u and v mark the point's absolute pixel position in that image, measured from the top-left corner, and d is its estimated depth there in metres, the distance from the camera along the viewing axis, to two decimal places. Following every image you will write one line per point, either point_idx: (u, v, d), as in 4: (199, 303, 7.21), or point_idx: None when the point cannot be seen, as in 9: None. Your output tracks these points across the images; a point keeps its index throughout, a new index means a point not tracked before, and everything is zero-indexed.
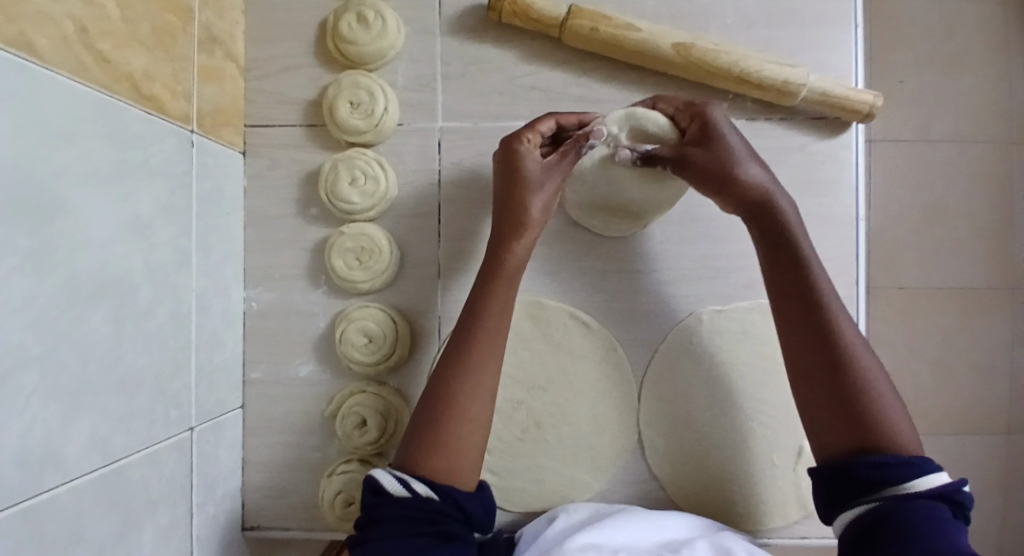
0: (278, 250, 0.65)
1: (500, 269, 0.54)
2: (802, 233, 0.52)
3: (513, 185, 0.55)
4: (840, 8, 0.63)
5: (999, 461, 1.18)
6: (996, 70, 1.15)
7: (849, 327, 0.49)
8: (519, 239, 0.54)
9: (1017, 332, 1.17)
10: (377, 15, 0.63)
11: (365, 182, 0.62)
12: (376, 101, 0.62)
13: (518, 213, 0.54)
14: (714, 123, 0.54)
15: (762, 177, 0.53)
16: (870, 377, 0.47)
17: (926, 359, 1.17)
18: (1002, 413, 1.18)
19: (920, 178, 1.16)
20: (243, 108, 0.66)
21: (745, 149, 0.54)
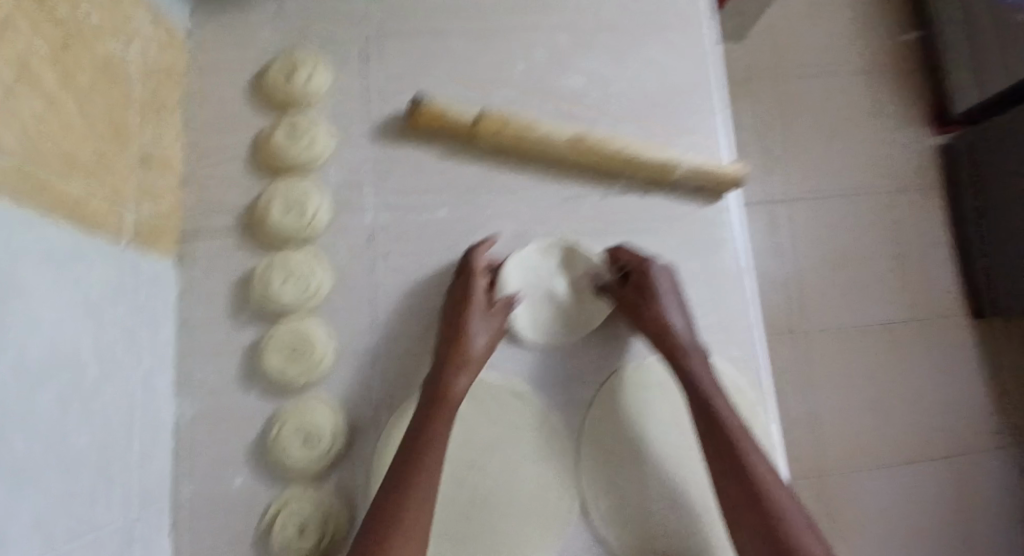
0: (212, 354, 0.67)
1: (444, 401, 0.58)
2: (709, 378, 0.60)
3: (456, 335, 0.62)
4: (705, 102, 0.75)
5: (939, 488, 1.24)
6: (859, 141, 1.38)
7: (744, 434, 0.56)
8: (461, 375, 0.60)
9: (927, 361, 1.30)
10: (309, 128, 0.70)
11: (299, 278, 0.66)
12: (310, 202, 0.68)
13: (463, 352, 0.61)
14: (658, 270, 0.66)
15: (684, 330, 0.63)
16: (778, 502, 0.52)
17: (856, 394, 1.27)
18: (933, 440, 1.26)
19: (818, 233, 1.33)
20: (179, 219, 0.70)
21: (675, 293, 0.65)
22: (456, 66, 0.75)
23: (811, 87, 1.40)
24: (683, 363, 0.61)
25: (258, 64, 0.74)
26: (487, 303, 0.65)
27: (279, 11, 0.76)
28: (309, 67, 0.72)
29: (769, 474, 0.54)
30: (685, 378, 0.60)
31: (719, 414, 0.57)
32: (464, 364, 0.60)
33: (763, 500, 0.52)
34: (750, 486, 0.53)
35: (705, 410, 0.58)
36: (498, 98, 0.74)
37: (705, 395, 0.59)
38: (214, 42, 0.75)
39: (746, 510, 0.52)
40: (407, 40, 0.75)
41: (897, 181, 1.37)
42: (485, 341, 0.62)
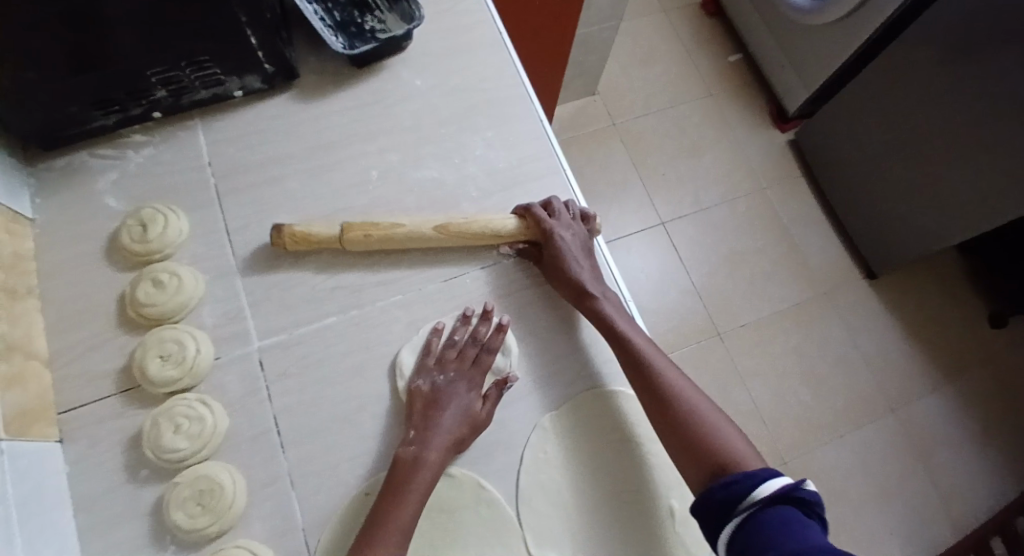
0: (110, 530, 0.62)
1: (418, 469, 0.62)
2: (623, 321, 0.72)
3: (440, 419, 0.65)
4: (547, 164, 0.84)
5: (854, 437, 1.48)
6: (698, 180, 1.71)
7: (664, 364, 0.68)
8: (444, 456, 0.64)
9: (802, 337, 1.56)
10: (172, 274, 0.70)
11: (190, 423, 0.63)
12: (186, 347, 0.66)
13: (451, 441, 0.65)
14: (563, 235, 0.75)
15: (589, 281, 0.74)
16: (701, 415, 0.65)
17: (762, 382, 1.51)
18: (835, 400, 1.51)
19: (689, 261, 1.62)
20: (52, 398, 0.66)
21: (582, 255, 0.76)
22: (315, 181, 0.79)
23: (648, 150, 1.73)
24: (602, 317, 0.71)
25: (112, 226, 0.75)
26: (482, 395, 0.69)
27: (125, 172, 0.77)
28: (159, 221, 0.72)
29: (688, 392, 0.67)
30: (605, 330, 0.71)
31: (646, 360, 0.68)
32: (451, 447, 0.65)
33: (685, 412, 0.65)
34: (680, 413, 0.64)
35: (630, 353, 0.69)
36: (360, 202, 0.79)
37: (629, 342, 0.69)
38: (63, 215, 0.75)
39: (675, 431, 0.64)
40: (262, 170, 0.79)
41: (736, 203, 1.69)
42: (473, 431, 0.67)
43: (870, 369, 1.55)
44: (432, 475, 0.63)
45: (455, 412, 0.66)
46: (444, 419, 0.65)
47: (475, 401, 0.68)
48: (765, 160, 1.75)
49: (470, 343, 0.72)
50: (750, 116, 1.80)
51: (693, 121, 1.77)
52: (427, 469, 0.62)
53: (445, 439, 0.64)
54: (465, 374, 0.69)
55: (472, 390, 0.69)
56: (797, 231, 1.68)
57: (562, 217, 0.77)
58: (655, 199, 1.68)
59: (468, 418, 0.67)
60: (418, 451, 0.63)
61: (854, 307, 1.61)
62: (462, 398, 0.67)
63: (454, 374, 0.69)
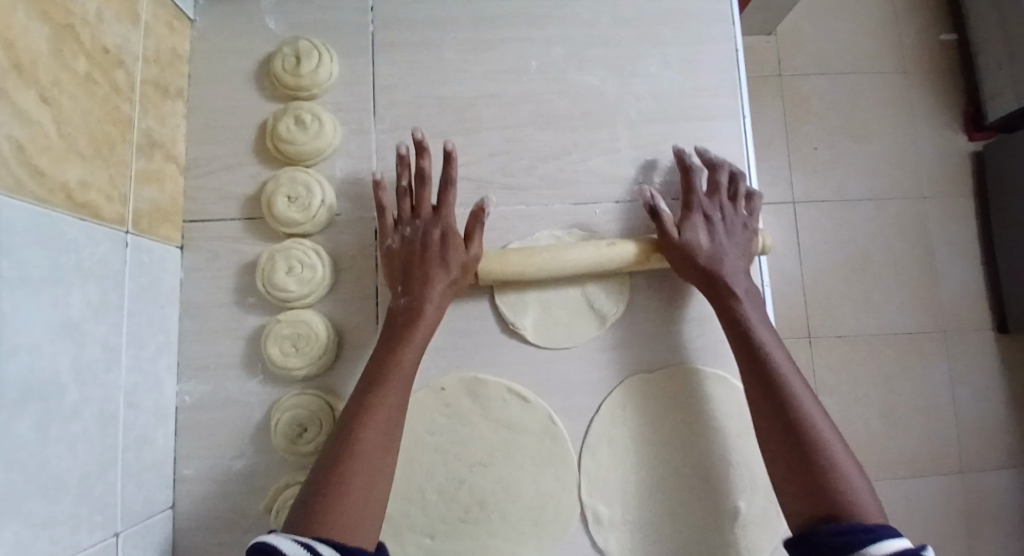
0: (211, 342, 0.66)
1: (411, 319, 0.58)
2: (754, 312, 0.62)
3: (419, 268, 0.60)
4: (727, 105, 0.74)
5: (912, 482, 1.36)
6: (858, 162, 1.48)
7: (788, 365, 0.58)
8: (430, 301, 0.59)
9: (899, 367, 1.40)
10: (315, 118, 0.68)
11: (302, 269, 0.64)
12: (313, 194, 0.66)
13: (424, 285, 0.60)
14: (714, 215, 0.65)
15: (730, 260, 0.63)
16: (822, 437, 0.53)
17: (837, 395, 1.38)
18: (909, 440, 1.38)
19: (808, 245, 1.44)
20: (183, 205, 0.69)
21: (732, 241, 0.65)
22: (471, 56, 0.73)
23: (814, 110, 1.49)
24: (737, 318, 0.61)
25: (268, 50, 0.73)
26: (459, 235, 0.62)
27: None
28: (314, 57, 0.69)
29: (809, 404, 0.56)
30: (732, 320, 0.62)
31: (767, 354, 0.59)
32: (428, 294, 0.59)
33: (801, 427, 0.54)
34: (795, 425, 0.54)
35: (758, 362, 0.59)
36: (511, 93, 0.72)
37: (760, 348, 0.59)
38: (222, 27, 0.73)
39: (790, 456, 0.53)
40: (421, 28, 0.73)
41: (889, 201, 1.47)
42: (455, 273, 0.61)
43: (957, 427, 1.39)
44: (433, 324, 0.59)
45: (435, 258, 0.61)
46: (427, 275, 0.60)
47: (452, 238, 0.61)
48: (937, 169, 1.49)
49: (421, 186, 0.63)
50: (937, 112, 1.51)
51: (872, 98, 1.50)
52: (419, 322, 0.58)
53: (438, 287, 0.60)
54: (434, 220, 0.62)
55: (441, 228, 0.62)
56: (941, 258, 1.45)
57: (718, 193, 0.67)
58: (794, 175, 1.46)
59: (452, 261, 0.61)
60: (407, 305, 0.59)
61: (968, 355, 1.43)
62: (440, 241, 0.61)
63: (417, 226, 0.62)
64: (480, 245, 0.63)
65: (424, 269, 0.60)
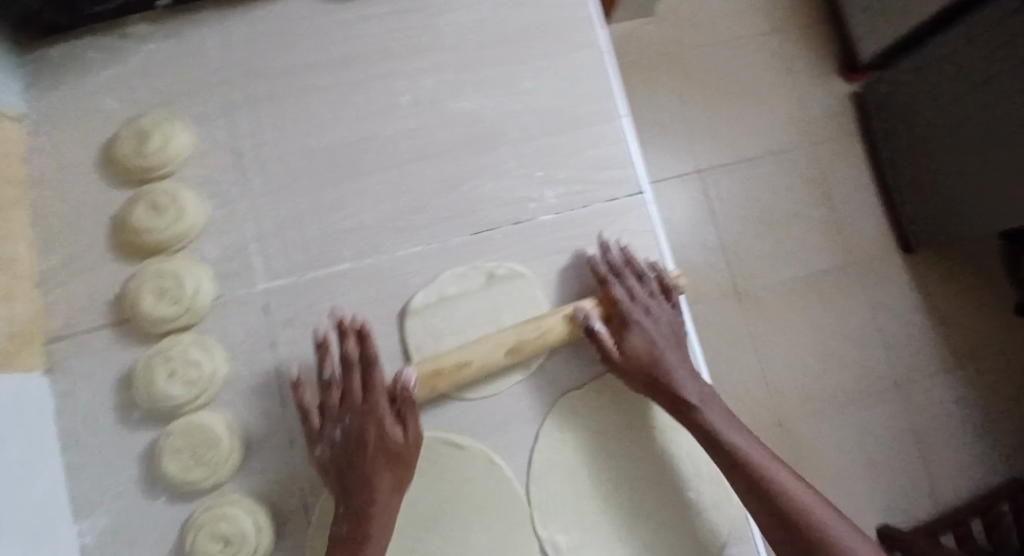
0: (103, 468, 0.60)
1: (367, 512, 0.54)
2: (713, 409, 0.61)
3: (362, 457, 0.55)
4: (603, 106, 0.73)
5: (857, 412, 1.43)
6: (750, 122, 1.53)
7: (760, 454, 0.58)
8: (382, 489, 0.55)
9: (825, 307, 1.47)
10: (171, 200, 0.62)
11: (185, 370, 0.59)
12: (184, 284, 0.60)
13: (374, 472, 0.55)
14: (645, 319, 0.64)
15: (676, 363, 0.63)
16: (818, 520, 0.54)
17: (774, 346, 1.44)
18: (847, 373, 1.44)
19: (720, 209, 1.48)
20: (42, 325, 0.62)
21: (670, 343, 0.64)
22: (334, 100, 0.69)
23: (702, 79, 1.53)
24: (698, 421, 0.61)
25: (109, 133, 0.66)
26: (392, 411, 0.57)
27: (121, 70, 0.67)
28: (158, 134, 0.63)
29: (795, 487, 0.56)
30: (696, 427, 0.61)
31: (739, 452, 0.58)
32: (382, 479, 0.55)
33: (795, 516, 0.54)
34: (793, 517, 0.54)
35: (736, 463, 0.58)
36: (384, 132, 0.69)
37: (731, 447, 0.59)
38: (54, 116, 0.66)
39: (799, 553, 0.53)
40: (274, 79, 0.68)
41: (785, 153, 1.53)
42: (399, 450, 0.56)
43: (888, 351, 1.47)
44: (390, 514, 0.55)
45: (376, 445, 0.55)
46: (372, 471, 0.55)
47: (388, 430, 0.56)
48: (823, 116, 1.56)
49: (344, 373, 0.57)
50: (814, 62, 1.58)
51: (752, 59, 1.56)
52: (378, 512, 0.54)
53: (387, 475, 0.55)
54: (362, 401, 0.57)
55: (375, 427, 0.56)
56: (844, 198, 1.53)
57: (641, 293, 0.65)
58: (697, 147, 1.51)
59: (394, 443, 0.56)
60: (362, 501, 0.54)
61: (886, 283, 1.50)
62: (374, 424, 0.56)
63: (350, 419, 0.56)
64: (415, 427, 0.58)
65: (367, 457, 0.55)
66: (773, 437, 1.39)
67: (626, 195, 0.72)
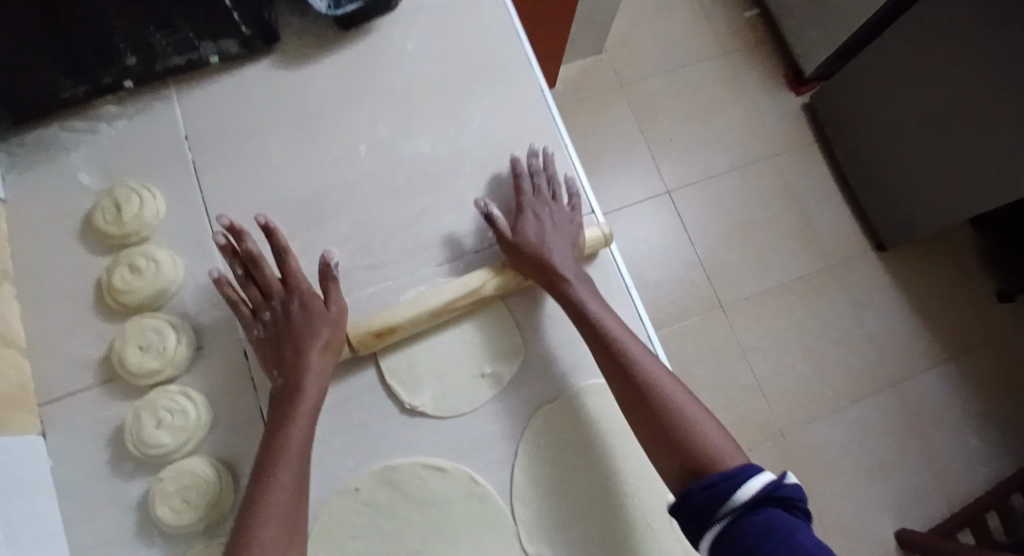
0: (96, 523, 0.61)
1: (290, 390, 0.58)
2: (589, 293, 0.66)
3: (287, 343, 0.61)
4: (548, 136, 0.79)
5: (852, 409, 1.44)
6: (711, 140, 1.61)
7: (627, 335, 0.63)
8: (308, 370, 0.59)
9: (805, 308, 1.51)
10: (149, 260, 0.66)
11: (172, 418, 0.62)
12: (165, 338, 0.64)
13: (295, 353, 0.60)
14: (539, 215, 0.70)
15: (561, 250, 0.68)
16: (669, 394, 0.59)
17: (762, 352, 1.46)
18: (837, 372, 1.47)
19: (693, 225, 1.54)
20: (32, 388, 0.65)
21: (561, 237, 0.69)
22: (301, 155, 0.74)
23: (661, 106, 1.62)
24: (576, 298, 0.65)
25: (87, 204, 0.71)
26: (315, 298, 0.63)
27: (98, 146, 0.72)
28: (134, 201, 0.68)
29: (654, 367, 0.61)
30: (572, 305, 0.65)
31: (609, 331, 0.62)
32: (304, 356, 0.60)
33: (648, 386, 0.59)
34: (647, 388, 0.59)
35: (606, 340, 0.62)
36: (348, 178, 0.74)
37: (601, 326, 0.63)
38: (37, 193, 0.71)
39: (645, 416, 0.58)
40: (243, 142, 0.74)
41: (746, 166, 1.60)
42: (325, 333, 0.61)
43: (872, 345, 1.50)
44: (315, 389, 0.59)
45: (302, 329, 0.61)
46: (299, 347, 0.60)
47: (311, 301, 0.62)
48: (779, 126, 1.64)
49: (256, 266, 0.63)
50: (763, 78, 1.67)
51: (704, 83, 1.65)
52: (299, 389, 0.58)
53: (310, 352, 0.60)
54: (286, 296, 0.63)
55: (298, 299, 0.63)
56: (808, 203, 1.59)
57: (541, 193, 0.72)
58: (662, 168, 1.58)
59: (317, 324, 0.61)
60: (288, 379, 0.59)
61: (862, 280, 1.55)
62: (299, 310, 0.62)
63: (278, 310, 0.63)
64: (338, 303, 0.64)
65: (291, 341, 0.61)
66: (773, 445, 1.40)
67: None
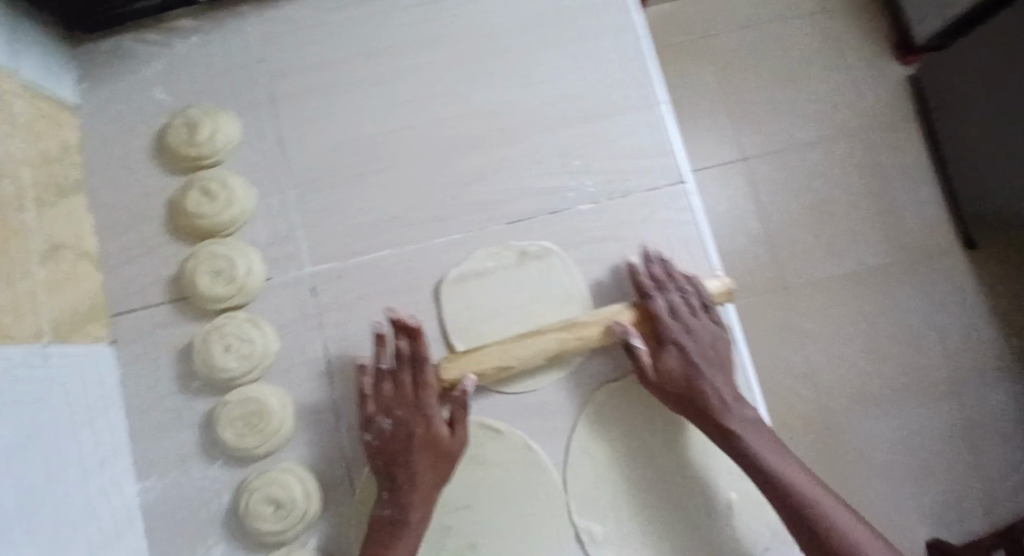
0: (163, 437, 0.65)
1: (399, 521, 0.56)
2: (744, 424, 0.59)
3: (403, 464, 0.57)
4: (644, 92, 0.72)
5: (913, 424, 1.28)
6: (802, 97, 1.38)
7: (790, 472, 0.56)
8: (418, 503, 0.56)
9: (879, 304, 1.31)
10: (223, 186, 0.65)
11: (240, 344, 0.62)
12: (236, 265, 0.63)
13: (410, 481, 0.57)
14: (683, 334, 0.62)
15: (710, 380, 0.60)
16: (855, 543, 0.52)
17: (818, 343, 1.29)
18: (904, 380, 1.29)
19: (761, 194, 1.34)
20: (104, 301, 0.66)
21: (711, 362, 0.61)
22: (373, 90, 0.70)
23: (746, 51, 1.38)
24: (729, 441, 0.59)
25: (159, 121, 0.69)
26: (440, 425, 0.58)
27: (172, 61, 0.70)
28: (209, 122, 0.66)
29: (831, 512, 0.54)
30: (725, 446, 0.59)
31: (772, 474, 0.56)
32: (417, 487, 0.56)
33: (824, 534, 0.53)
34: (825, 538, 0.53)
35: (771, 488, 0.56)
36: (421, 119, 0.70)
37: (762, 468, 0.57)
38: (110, 105, 0.69)
39: None
40: (317, 70, 0.70)
41: (833, 132, 1.37)
42: (440, 465, 0.58)
43: (942, 349, 1.31)
44: (422, 526, 0.57)
45: (419, 454, 0.57)
46: (416, 469, 0.57)
47: (435, 425, 0.58)
48: (878, 97, 1.39)
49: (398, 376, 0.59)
50: (873, 39, 1.40)
51: (805, 30, 1.40)
52: (409, 522, 0.56)
53: (427, 484, 0.57)
54: (411, 412, 0.58)
55: (422, 420, 0.58)
56: (902, 184, 1.36)
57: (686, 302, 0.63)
58: (739, 132, 1.36)
59: (435, 451, 0.58)
60: (399, 506, 0.56)
61: (954, 281, 1.33)
62: (419, 429, 0.57)
63: (399, 417, 0.58)
64: (462, 431, 0.59)
65: (407, 463, 0.57)
66: (814, 442, 1.25)
67: (668, 184, 0.70)
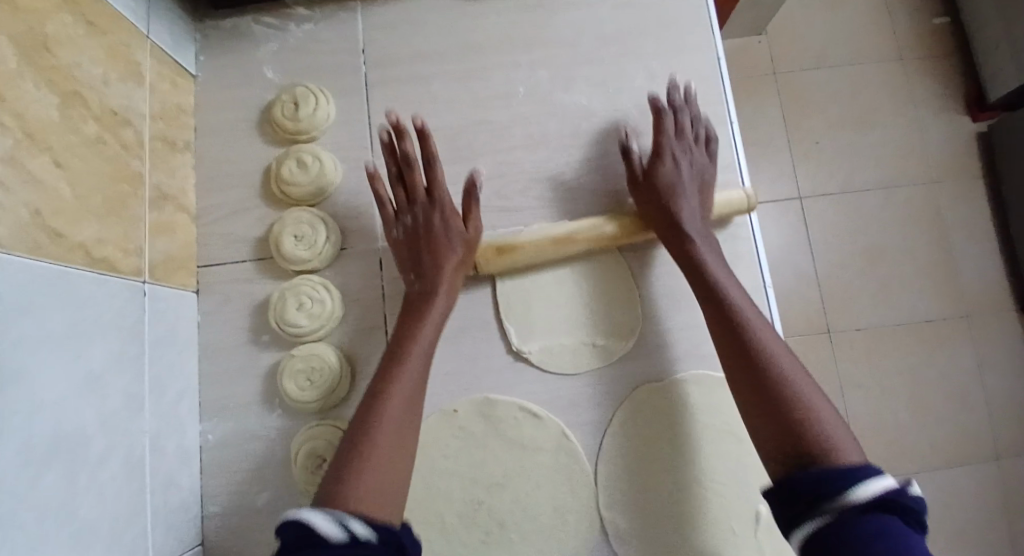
0: (230, 382, 0.70)
1: (409, 305, 0.62)
2: (711, 257, 0.63)
3: (419, 251, 0.64)
4: (715, 113, 0.75)
5: (952, 481, 1.24)
6: (869, 140, 1.37)
7: (743, 300, 0.59)
8: (430, 296, 0.62)
9: (927, 355, 1.28)
10: (315, 158, 0.71)
11: (311, 305, 0.68)
12: (318, 232, 0.69)
13: (425, 266, 0.63)
14: (677, 159, 0.68)
15: (688, 210, 0.66)
16: (784, 371, 0.52)
17: (859, 388, 1.27)
18: (948, 437, 1.25)
19: (815, 233, 1.33)
20: (195, 252, 0.72)
21: (695, 191, 0.67)
22: (459, 88, 0.75)
23: (818, 88, 1.39)
24: (694, 261, 0.63)
25: (265, 97, 0.76)
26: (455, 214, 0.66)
27: (284, 44, 0.77)
28: (311, 102, 0.73)
29: (773, 342, 0.55)
30: (687, 265, 0.64)
31: (723, 296, 0.59)
32: (433, 269, 0.63)
33: (758, 353, 0.54)
34: (756, 356, 0.54)
35: (720, 309, 0.59)
36: (500, 117, 0.75)
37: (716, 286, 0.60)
38: (225, 79, 0.77)
39: (751, 390, 0.53)
40: (412, 64, 0.76)
41: (899, 178, 1.35)
42: (457, 257, 0.64)
43: (987, 410, 1.27)
44: (443, 309, 0.62)
45: (438, 242, 0.64)
46: (438, 257, 0.64)
47: (451, 219, 0.65)
48: (945, 150, 1.37)
49: (409, 168, 0.65)
50: (948, 90, 1.39)
51: (880, 73, 1.39)
52: (429, 305, 0.61)
53: (446, 270, 0.63)
54: (427, 206, 0.65)
55: (439, 212, 0.65)
56: (963, 237, 1.34)
57: (684, 135, 0.69)
58: (798, 170, 1.36)
59: (455, 241, 0.65)
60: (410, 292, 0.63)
61: (1010, 341, 1.30)
62: (437, 220, 0.65)
63: (416, 214, 0.65)
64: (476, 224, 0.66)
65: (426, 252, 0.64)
66: None
67: None
